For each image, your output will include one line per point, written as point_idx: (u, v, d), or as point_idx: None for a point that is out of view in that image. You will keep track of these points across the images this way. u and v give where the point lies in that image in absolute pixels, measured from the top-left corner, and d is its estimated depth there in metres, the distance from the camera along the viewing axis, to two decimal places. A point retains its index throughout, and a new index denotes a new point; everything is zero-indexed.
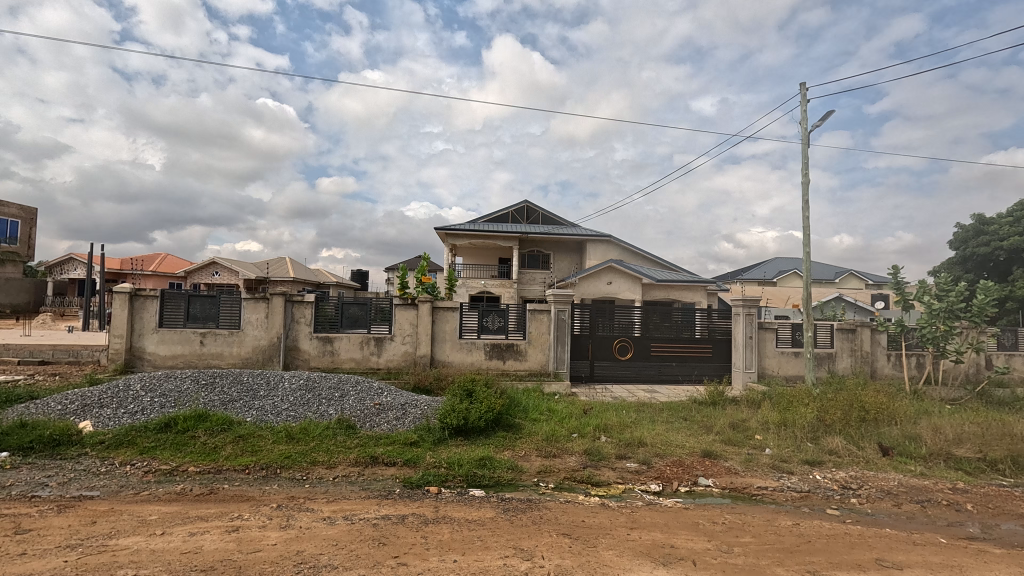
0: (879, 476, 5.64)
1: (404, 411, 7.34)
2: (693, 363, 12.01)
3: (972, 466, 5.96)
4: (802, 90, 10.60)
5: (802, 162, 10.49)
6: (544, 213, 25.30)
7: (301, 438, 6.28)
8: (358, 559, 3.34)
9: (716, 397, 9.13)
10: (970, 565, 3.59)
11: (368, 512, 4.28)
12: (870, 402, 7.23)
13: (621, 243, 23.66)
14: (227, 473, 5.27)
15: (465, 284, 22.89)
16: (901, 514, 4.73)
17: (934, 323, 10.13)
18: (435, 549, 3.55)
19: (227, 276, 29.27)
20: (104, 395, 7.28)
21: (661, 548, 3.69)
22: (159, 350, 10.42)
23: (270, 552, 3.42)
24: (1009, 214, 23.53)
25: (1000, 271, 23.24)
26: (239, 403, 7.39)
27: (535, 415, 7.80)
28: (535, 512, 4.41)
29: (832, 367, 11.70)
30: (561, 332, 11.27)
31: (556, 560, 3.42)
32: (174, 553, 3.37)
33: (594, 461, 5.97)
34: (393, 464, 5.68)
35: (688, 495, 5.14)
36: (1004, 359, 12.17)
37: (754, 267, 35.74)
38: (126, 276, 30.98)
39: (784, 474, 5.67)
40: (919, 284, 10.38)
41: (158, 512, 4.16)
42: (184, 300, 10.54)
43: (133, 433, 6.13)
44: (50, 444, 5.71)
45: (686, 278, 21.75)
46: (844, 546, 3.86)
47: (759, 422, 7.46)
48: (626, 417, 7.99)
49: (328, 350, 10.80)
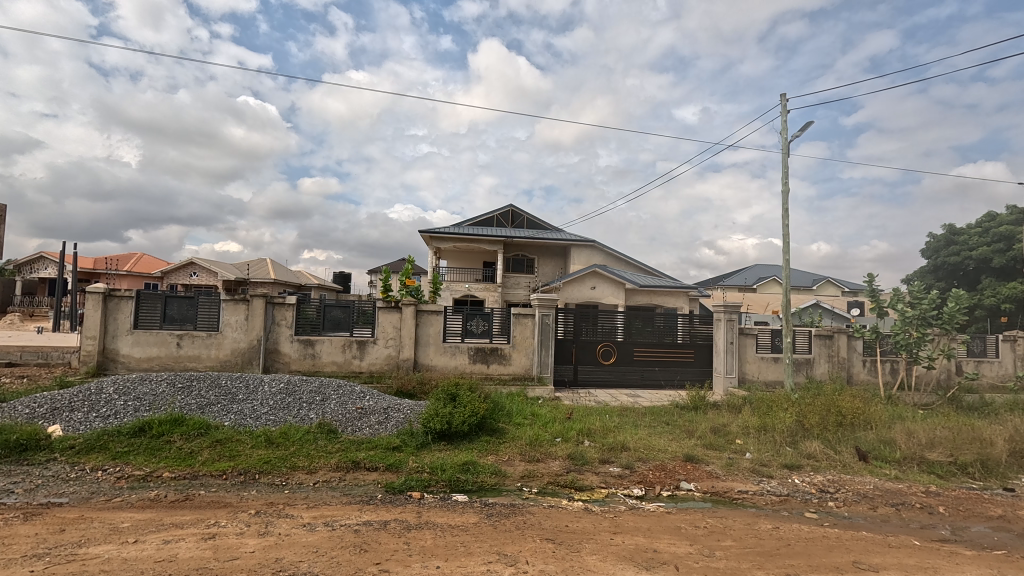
0: (856, 479, 5.77)
1: (387, 416, 7.26)
2: (675, 368, 12.16)
3: (944, 469, 6.13)
4: (783, 101, 10.88)
5: (783, 171, 10.77)
6: (529, 218, 25.40)
7: (280, 443, 6.18)
8: (339, 565, 3.29)
9: (698, 401, 9.26)
10: (944, 567, 3.69)
11: (349, 518, 4.21)
12: (847, 407, 7.41)
13: (604, 247, 23.88)
14: (203, 479, 5.14)
15: (449, 287, 22.80)
16: (876, 516, 4.85)
17: (908, 329, 10.43)
18: (417, 555, 3.52)
19: (206, 276, 28.70)
20: (75, 398, 7.06)
21: (645, 552, 3.71)
22: (134, 352, 10.13)
23: (248, 560, 3.34)
24: (977, 225, 24.43)
25: (969, 279, 24.11)
26: (216, 407, 7.23)
27: (518, 420, 7.79)
28: (519, 517, 4.40)
29: (810, 372, 11.93)
30: (545, 337, 11.28)
31: (539, 565, 3.42)
32: (148, 561, 3.26)
33: (577, 465, 5.99)
34: (375, 468, 5.62)
35: (670, 499, 5.18)
36: (973, 366, 12.58)
37: (735, 272, 36.38)
38: (100, 275, 30.16)
39: (764, 478, 5.76)
40: (893, 292, 10.66)
41: (131, 519, 4.04)
42: (161, 301, 10.28)
43: (105, 437, 5.95)
44: (16, 449, 5.50)
45: (668, 284, 22.06)
46: (823, 548, 3.93)
47: (740, 426, 7.57)
48: (610, 421, 8.04)
49: (309, 353, 10.65)
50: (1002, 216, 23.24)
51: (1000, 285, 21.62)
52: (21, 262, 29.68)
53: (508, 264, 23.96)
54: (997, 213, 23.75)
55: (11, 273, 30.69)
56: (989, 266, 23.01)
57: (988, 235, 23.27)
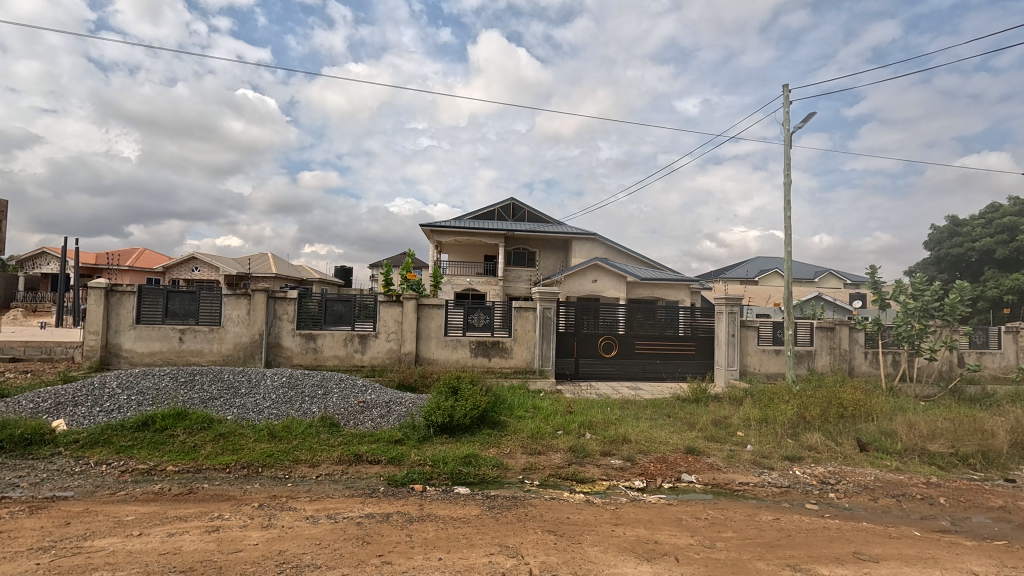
0: (857, 471, 5.79)
1: (389, 409, 7.29)
2: (676, 361, 12.16)
3: (945, 461, 6.13)
4: (786, 91, 10.79)
5: (785, 162, 10.70)
6: (530, 211, 25.33)
7: (283, 437, 6.19)
8: (342, 558, 3.30)
9: (699, 394, 9.26)
10: (944, 557, 3.70)
11: (352, 511, 4.23)
12: (848, 399, 7.42)
13: (605, 240, 23.88)
14: (207, 472, 5.17)
15: (450, 282, 22.81)
16: (877, 507, 4.86)
17: (909, 321, 10.40)
18: (419, 547, 3.53)
19: (208, 271, 28.80)
20: (78, 393, 7.07)
21: (645, 543, 3.73)
22: (137, 347, 10.17)
23: (252, 551, 3.37)
24: (980, 216, 24.30)
25: (972, 271, 24.03)
26: (219, 401, 7.26)
27: (520, 412, 7.82)
28: (521, 509, 4.42)
29: (811, 364, 11.94)
30: (546, 330, 11.29)
31: (541, 557, 3.43)
32: (153, 554, 3.29)
33: (579, 458, 6.01)
34: (377, 462, 5.64)
35: (671, 491, 5.20)
36: (975, 357, 12.57)
37: (736, 266, 36.33)
38: (102, 271, 30.34)
39: (765, 470, 5.78)
40: (895, 283, 10.59)
41: (135, 512, 4.07)
42: (162, 296, 10.30)
43: (109, 432, 5.96)
44: (21, 444, 5.53)
45: (669, 277, 22.07)
46: (824, 539, 3.94)
47: (741, 419, 7.59)
48: (611, 414, 8.07)
49: (311, 347, 10.69)
50: (1005, 208, 23.13)
51: (1002, 276, 21.56)
52: (22, 256, 29.84)
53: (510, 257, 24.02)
54: (999, 204, 23.66)
55: (13, 269, 30.69)
56: (992, 258, 22.92)
57: (991, 227, 23.16)
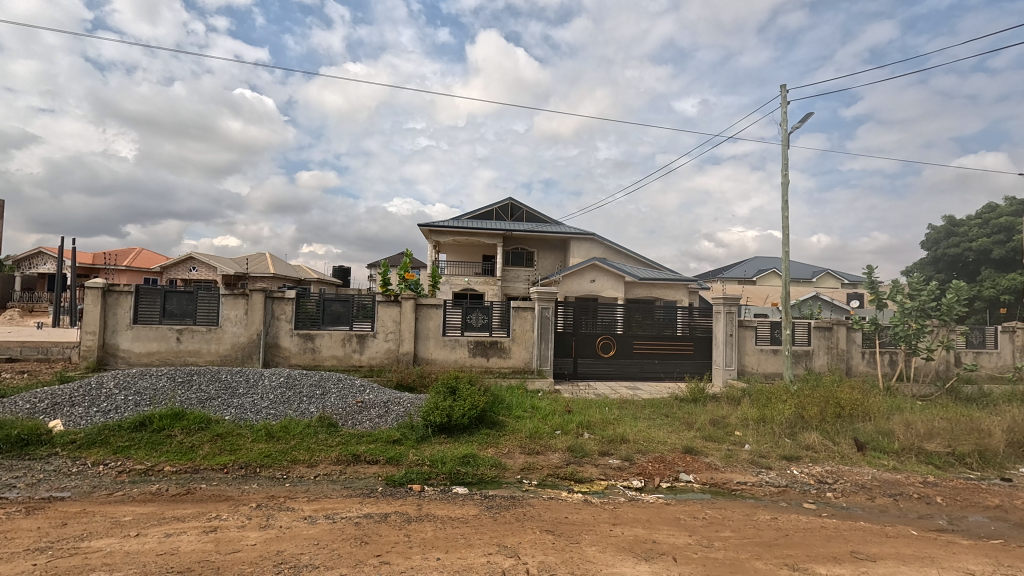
0: (854, 470, 5.81)
1: (387, 409, 7.29)
2: (674, 360, 12.18)
3: (942, 460, 6.16)
4: (784, 91, 10.80)
5: (782, 162, 10.72)
6: (528, 211, 25.34)
7: (281, 437, 6.18)
8: (340, 558, 3.30)
9: (697, 394, 9.27)
10: (941, 556, 3.71)
11: (350, 511, 4.23)
12: (845, 399, 7.45)
13: (604, 240, 23.90)
14: (205, 473, 5.16)
15: (448, 281, 22.80)
16: (874, 507, 4.87)
17: (906, 321, 10.43)
18: (418, 547, 3.53)
19: (205, 271, 28.74)
20: (75, 394, 7.05)
21: (643, 543, 3.73)
22: (134, 347, 10.14)
23: (250, 552, 3.36)
24: (976, 216, 24.38)
25: (969, 271, 24.11)
26: (217, 401, 7.25)
27: (518, 412, 7.83)
28: (519, 509, 4.42)
29: (809, 364, 11.97)
30: (545, 330, 11.30)
31: (539, 557, 3.44)
32: (150, 554, 3.28)
33: (577, 457, 6.02)
34: (376, 462, 5.63)
35: (669, 490, 5.21)
36: (971, 357, 12.62)
37: (734, 266, 36.39)
38: (100, 270, 30.25)
39: (763, 469, 5.80)
40: (892, 283, 10.63)
41: (132, 513, 4.06)
42: (160, 296, 10.27)
43: (106, 432, 5.94)
44: (18, 444, 5.51)
45: (667, 276, 22.11)
46: (821, 538, 3.96)
47: (739, 418, 7.61)
48: (609, 414, 8.08)
49: (309, 347, 10.67)
50: (1002, 208, 23.21)
51: (999, 276, 21.64)
52: (19, 256, 29.75)
53: (508, 257, 24.04)
54: (996, 204, 23.76)
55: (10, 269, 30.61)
56: (989, 258, 22.99)
57: (988, 226, 23.23)
